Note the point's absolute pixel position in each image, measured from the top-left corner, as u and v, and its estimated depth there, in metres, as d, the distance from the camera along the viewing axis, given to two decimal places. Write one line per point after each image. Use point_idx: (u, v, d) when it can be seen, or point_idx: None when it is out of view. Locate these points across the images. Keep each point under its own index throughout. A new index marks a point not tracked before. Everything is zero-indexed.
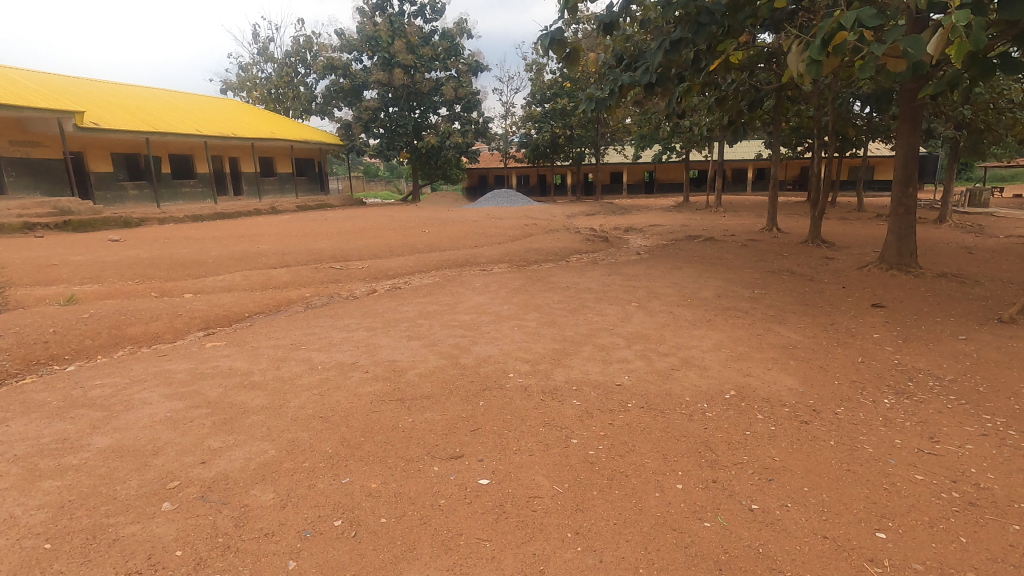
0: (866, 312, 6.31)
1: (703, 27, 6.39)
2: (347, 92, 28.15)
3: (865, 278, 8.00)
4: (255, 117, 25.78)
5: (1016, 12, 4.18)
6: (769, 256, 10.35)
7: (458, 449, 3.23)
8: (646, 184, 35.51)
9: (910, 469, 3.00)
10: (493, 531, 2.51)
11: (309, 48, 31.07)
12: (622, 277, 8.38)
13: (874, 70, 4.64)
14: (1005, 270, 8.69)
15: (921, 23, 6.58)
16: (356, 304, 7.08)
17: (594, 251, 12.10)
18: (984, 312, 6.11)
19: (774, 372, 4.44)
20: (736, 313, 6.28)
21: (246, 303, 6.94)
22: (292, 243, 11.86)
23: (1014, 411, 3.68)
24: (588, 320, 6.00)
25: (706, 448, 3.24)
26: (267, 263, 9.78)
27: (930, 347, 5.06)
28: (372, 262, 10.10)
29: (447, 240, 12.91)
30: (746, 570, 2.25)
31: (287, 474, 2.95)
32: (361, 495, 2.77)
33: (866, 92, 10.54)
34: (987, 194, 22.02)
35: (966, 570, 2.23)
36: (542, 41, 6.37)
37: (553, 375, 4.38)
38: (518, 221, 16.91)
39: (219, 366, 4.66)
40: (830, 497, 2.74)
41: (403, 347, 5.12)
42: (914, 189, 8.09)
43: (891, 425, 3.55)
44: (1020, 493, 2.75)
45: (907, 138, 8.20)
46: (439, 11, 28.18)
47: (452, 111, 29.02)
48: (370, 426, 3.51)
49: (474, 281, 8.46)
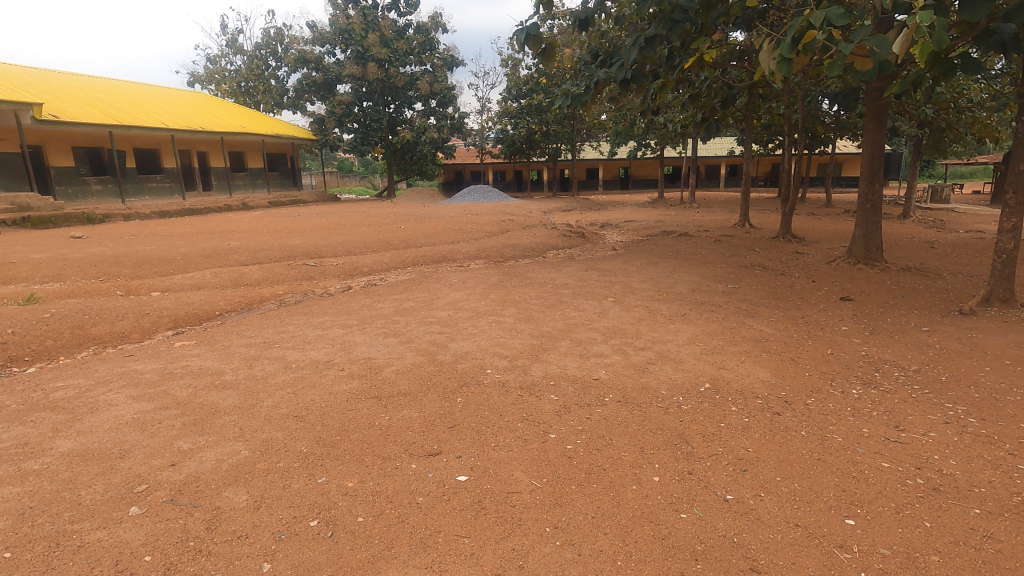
0: (835, 305, 6.48)
1: (677, 25, 6.42)
2: (319, 86, 27.63)
3: (834, 273, 8.21)
4: (225, 111, 25.20)
5: (976, 14, 4.30)
6: (742, 251, 10.53)
7: (436, 446, 3.21)
8: (621, 180, 35.80)
9: (877, 457, 3.09)
10: (472, 527, 2.49)
11: (280, 40, 30.34)
12: (599, 272, 8.42)
13: (841, 69, 4.74)
14: (964, 263, 9.01)
15: (886, 23, 6.73)
16: (331, 301, 6.99)
17: (570, 247, 12.16)
18: (946, 305, 6.32)
19: (747, 365, 4.52)
20: (710, 307, 6.36)
21: (216, 302, 6.76)
22: (264, 239, 11.62)
23: (974, 400, 3.82)
24: (566, 316, 6.02)
25: (682, 440, 3.28)
26: (238, 260, 9.56)
27: (895, 338, 5.21)
28: (346, 258, 9.96)
29: (423, 235, 12.82)
30: (722, 560, 2.29)
31: (261, 475, 2.89)
32: (337, 494, 2.73)
33: (834, 91, 10.79)
34: (948, 190, 22.81)
35: (931, 553, 2.31)
36: (517, 36, 6.31)
37: (531, 370, 4.39)
38: (495, 217, 16.81)
39: (189, 366, 4.53)
40: (801, 486, 2.80)
41: (380, 345, 5.06)
42: (880, 186, 8.31)
43: (859, 414, 3.66)
44: (980, 478, 2.86)
45: (873, 136, 8.38)
46: (413, 5, 27.84)
47: (427, 106, 28.75)
48: (346, 424, 3.46)
49: (451, 276, 8.41)
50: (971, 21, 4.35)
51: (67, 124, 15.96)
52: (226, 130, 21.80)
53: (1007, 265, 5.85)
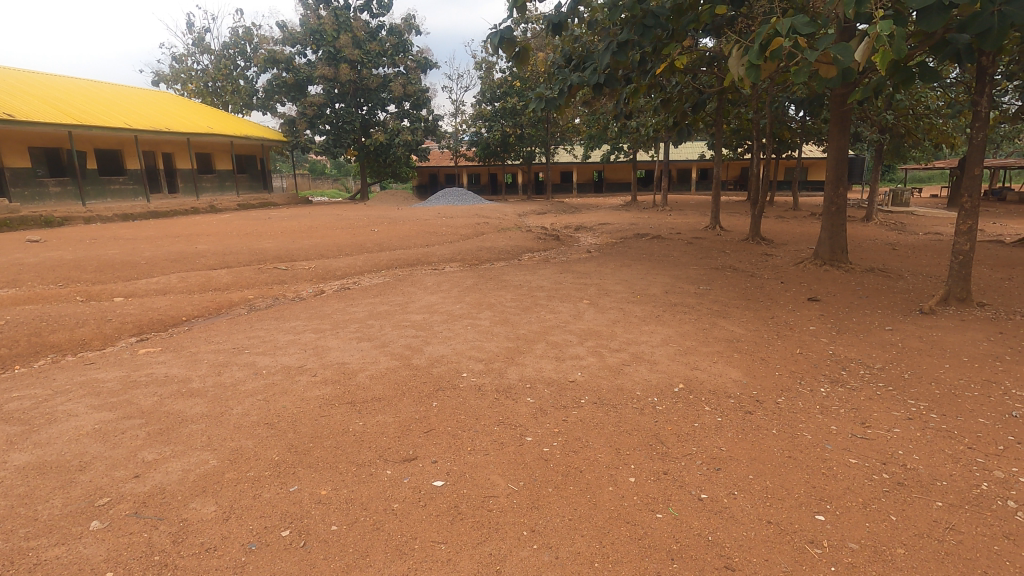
0: (803, 305, 6.64)
1: (649, 30, 6.52)
2: (290, 86, 27.18)
3: (802, 274, 8.42)
4: (192, 111, 24.58)
5: (933, 24, 4.46)
6: (714, 253, 10.71)
7: (412, 452, 3.17)
8: (595, 184, 36.16)
9: (845, 453, 3.17)
10: (449, 533, 2.47)
11: (249, 39, 29.73)
12: (574, 274, 8.48)
13: (807, 76, 4.88)
14: (924, 265, 9.34)
15: (849, 32, 6.95)
16: (303, 305, 6.85)
17: (545, 249, 12.21)
18: (908, 304, 6.54)
19: (720, 365, 4.60)
20: (683, 308, 6.46)
21: (182, 307, 6.57)
22: (233, 243, 11.35)
23: (935, 396, 3.95)
24: (541, 318, 6.03)
25: (657, 440, 3.32)
26: (206, 264, 9.31)
27: (860, 338, 5.36)
28: (319, 262, 9.79)
29: (397, 239, 12.70)
30: (697, 558, 2.31)
31: (229, 485, 2.81)
32: (310, 502, 2.67)
33: (800, 97, 11.08)
34: (908, 194, 23.62)
35: (896, 546, 2.37)
36: (491, 39, 6.33)
37: (507, 373, 4.38)
38: (470, 221, 16.75)
39: (155, 374, 4.37)
40: (772, 484, 2.85)
41: (353, 349, 4.99)
42: (845, 189, 8.53)
43: (827, 412, 3.75)
44: (942, 472, 2.96)
45: (838, 141, 8.61)
46: (386, 7, 27.64)
47: (401, 108, 28.52)
48: (319, 431, 3.39)
49: (426, 279, 8.34)
50: (928, 30, 4.51)
51: (23, 123, 15.33)
52: (193, 130, 21.28)
53: (964, 266, 6.08)
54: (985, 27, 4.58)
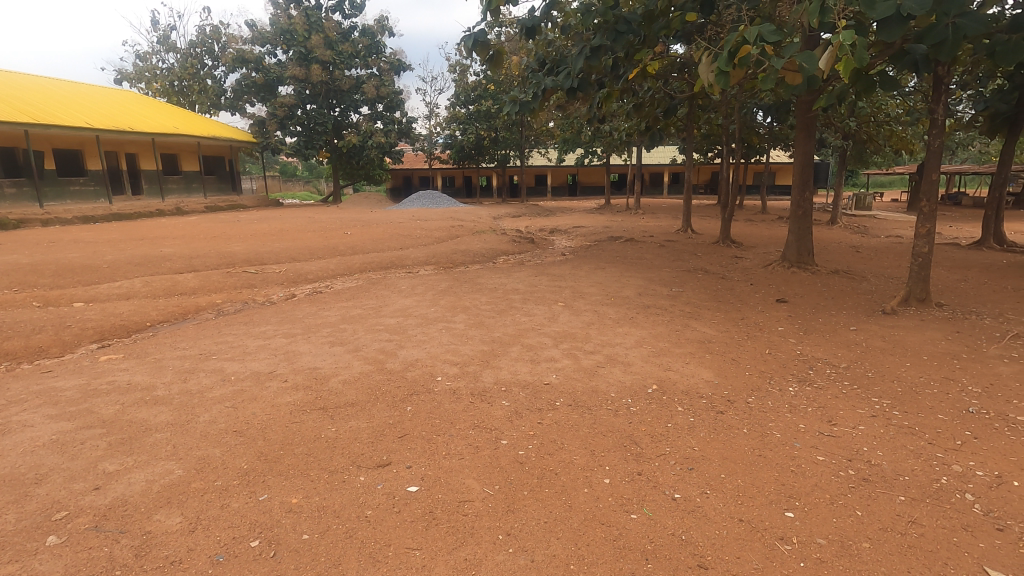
0: (772, 307, 6.78)
1: (621, 36, 6.61)
2: (259, 86, 26.68)
3: (771, 276, 8.61)
4: (156, 111, 23.91)
5: (893, 34, 4.62)
6: (686, 256, 10.88)
7: (386, 457, 3.12)
8: (569, 187, 36.45)
9: (813, 451, 3.24)
10: (423, 538, 2.44)
11: (217, 38, 29.05)
12: (548, 277, 8.51)
13: (774, 83, 5.00)
14: (886, 267, 9.65)
15: (813, 41, 7.16)
16: (273, 310, 6.71)
17: (520, 252, 12.22)
18: (872, 305, 6.75)
19: (692, 366, 4.66)
20: (657, 310, 6.54)
21: (146, 313, 6.37)
22: (201, 246, 11.06)
23: (897, 394, 4.08)
24: (516, 321, 6.03)
25: (632, 442, 3.34)
26: (172, 268, 9.07)
27: (827, 338, 5.51)
28: (290, 265, 9.63)
29: (371, 242, 12.57)
30: (671, 557, 2.33)
31: (196, 495, 2.72)
32: (281, 511, 2.61)
33: (768, 103, 11.34)
34: (870, 198, 24.43)
35: (862, 540, 2.44)
36: (465, 42, 6.33)
37: (482, 376, 4.37)
38: (445, 223, 16.71)
39: (117, 382, 4.22)
40: (744, 483, 2.90)
41: (325, 353, 4.91)
42: (811, 194, 8.75)
43: (795, 411, 3.84)
44: (904, 468, 3.05)
45: (803, 147, 8.82)
46: (358, 7, 27.37)
47: (374, 110, 28.24)
48: (289, 438, 3.32)
49: (400, 283, 8.26)
50: (887, 40, 4.67)
51: None
52: (157, 130, 20.69)
53: (923, 267, 6.30)
54: (940, 37, 4.77)
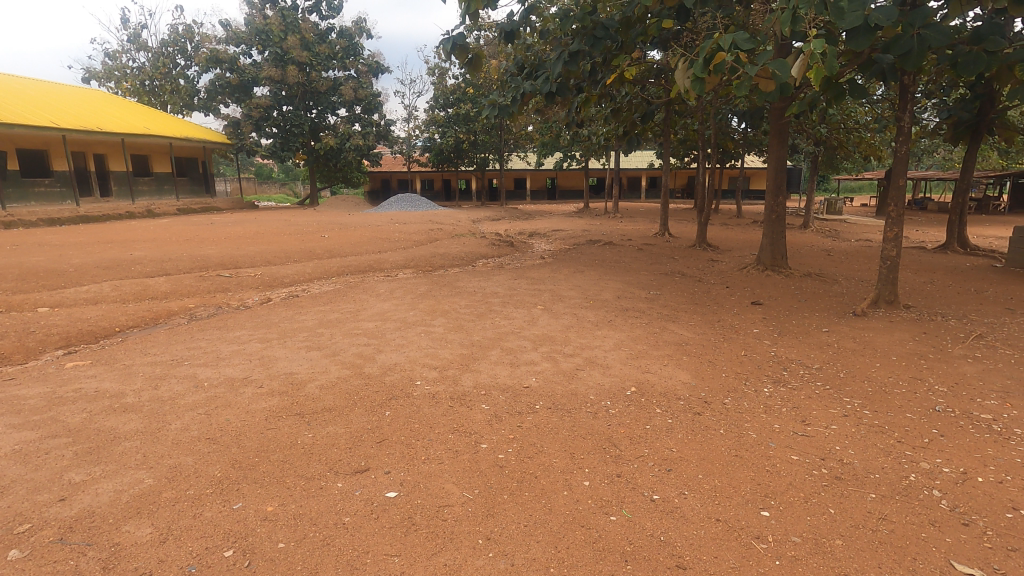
0: (747, 309, 6.90)
1: (599, 41, 6.69)
2: (234, 87, 26.24)
3: (746, 279, 8.76)
4: (126, 111, 23.35)
5: (861, 44, 4.76)
6: (663, 259, 11.01)
7: (364, 463, 3.09)
8: (548, 191, 36.60)
9: (787, 451, 3.30)
10: (402, 545, 2.41)
11: (189, 37, 28.50)
12: (528, 281, 8.52)
13: (748, 90, 5.10)
14: (855, 270, 9.90)
15: (786, 49, 7.33)
16: (248, 314, 6.59)
17: (499, 256, 12.22)
18: (843, 307, 6.92)
19: (670, 368, 4.71)
20: (635, 313, 6.60)
21: (115, 318, 6.19)
22: (173, 249, 10.81)
23: (868, 394, 4.19)
24: (496, 324, 6.03)
25: (611, 444, 3.36)
26: (142, 272, 8.84)
27: (800, 339, 5.62)
28: (266, 268, 9.46)
29: (349, 245, 12.45)
30: (650, 559, 2.35)
31: (167, 505, 2.65)
32: (256, 520, 2.56)
33: (742, 109, 11.56)
34: (841, 203, 25.06)
35: (835, 537, 2.49)
36: (443, 45, 6.32)
37: (461, 380, 4.34)
38: (424, 226, 16.62)
39: (83, 390, 4.08)
40: (721, 483, 2.93)
41: (301, 358, 4.83)
42: (784, 198, 8.94)
43: (771, 411, 3.90)
44: (875, 466, 3.13)
45: (776, 152, 9.02)
46: (336, 9, 27.14)
47: (351, 112, 27.99)
48: (264, 445, 3.26)
49: (378, 286, 8.19)
50: (856, 50, 4.80)
51: None
52: (127, 130, 20.18)
53: (892, 270, 6.48)
54: (906, 48, 4.93)
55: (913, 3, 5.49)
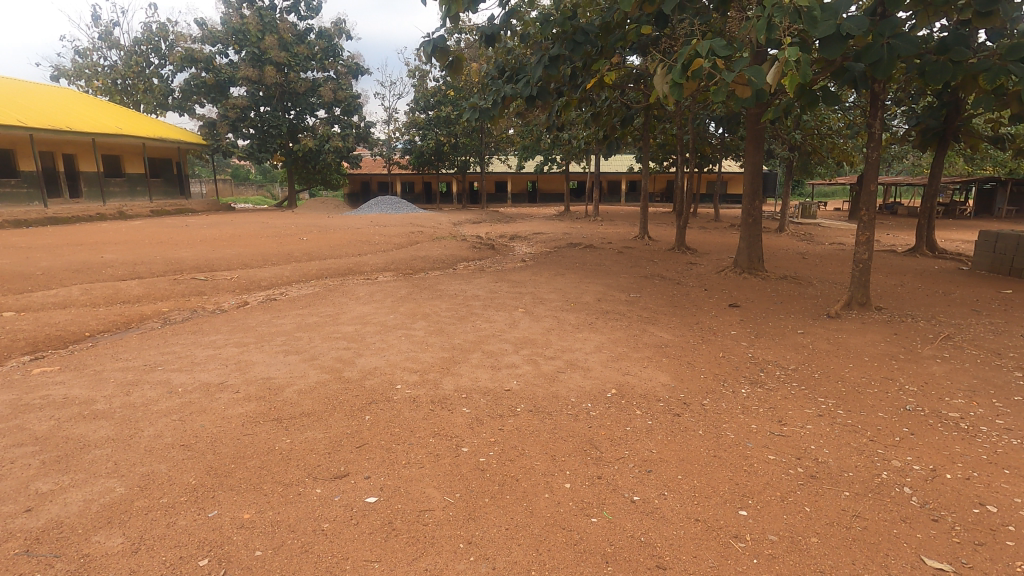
0: (725, 312, 7.00)
1: (579, 46, 6.75)
2: (209, 87, 25.79)
3: (724, 282, 8.90)
4: (98, 110, 22.81)
5: (834, 52, 4.88)
6: (643, 262, 11.13)
7: (344, 468, 3.05)
8: (529, 194, 36.72)
9: (765, 450, 3.35)
10: (382, 550, 2.39)
11: (164, 36, 27.92)
12: (509, 284, 8.53)
13: (725, 96, 5.19)
14: (829, 273, 10.12)
15: (761, 56, 7.48)
16: (224, 318, 6.47)
17: (481, 259, 12.20)
18: (817, 309, 7.07)
19: (649, 370, 4.76)
20: (615, 316, 6.65)
21: (85, 322, 6.02)
22: (146, 252, 10.56)
23: (842, 394, 4.28)
24: (477, 327, 6.02)
25: (592, 446, 3.38)
26: (114, 275, 8.62)
27: (776, 341, 5.72)
28: (243, 272, 9.31)
29: (328, 248, 12.31)
30: (630, 560, 2.36)
31: (140, 514, 2.59)
32: (231, 528, 2.51)
33: (719, 115, 11.75)
34: (815, 207, 25.60)
35: (810, 535, 2.54)
36: (424, 47, 6.29)
37: (442, 384, 4.32)
38: (404, 230, 16.51)
39: (51, 397, 3.96)
40: (700, 483, 2.97)
41: (279, 363, 4.77)
42: (760, 203, 9.09)
43: (748, 412, 3.96)
44: (849, 464, 3.20)
45: (753, 157, 9.18)
46: (314, 9, 26.86)
47: (331, 113, 27.72)
48: (240, 451, 3.20)
49: (358, 290, 8.11)
50: (829, 58, 4.92)
51: None
52: (98, 130, 19.70)
53: (864, 273, 6.64)
54: (877, 57, 5.06)
55: (883, 13, 5.65)
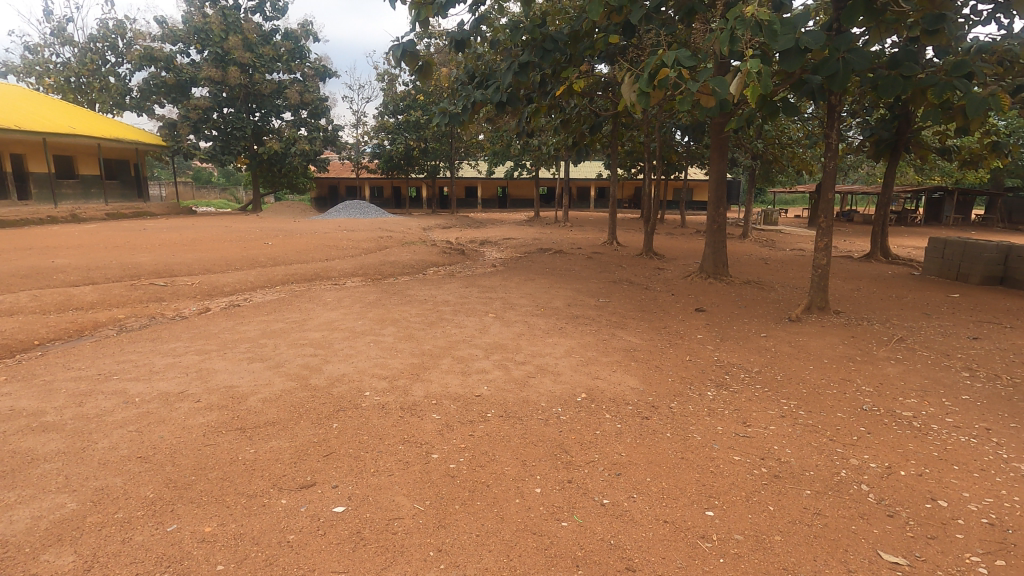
0: (691, 316, 7.14)
1: (548, 53, 6.82)
2: (170, 87, 25.03)
3: (690, 287, 9.08)
4: (50, 109, 21.85)
5: (793, 65, 5.05)
6: (611, 267, 11.26)
7: (310, 477, 2.98)
8: (499, 200, 36.83)
9: (730, 452, 3.42)
10: (351, 561, 2.34)
11: (121, 33, 26.98)
12: (479, 289, 8.52)
13: (690, 105, 5.31)
14: (790, 278, 10.44)
15: (725, 67, 7.69)
16: (185, 325, 6.27)
17: (451, 264, 12.15)
18: (779, 313, 7.28)
19: (619, 374, 4.81)
20: (585, 320, 6.71)
21: (34, 330, 5.74)
22: (101, 256, 10.16)
23: (803, 395, 4.41)
24: (447, 333, 5.98)
25: (562, 450, 3.39)
26: (66, 280, 8.26)
27: (740, 344, 5.87)
28: (205, 277, 9.04)
29: (294, 252, 12.07)
30: (600, 563, 2.37)
31: (93, 530, 2.47)
32: (192, 542, 2.42)
33: (685, 123, 12.01)
34: (777, 214, 26.41)
35: (775, 533, 2.60)
36: (393, 51, 6.25)
37: (412, 391, 4.27)
38: (373, 234, 16.31)
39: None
40: (668, 485, 3.01)
41: (243, 370, 4.64)
42: (725, 210, 9.31)
43: (714, 414, 4.05)
44: (810, 463, 3.29)
45: (717, 165, 9.41)
46: (280, 10, 26.39)
47: (297, 116, 27.24)
48: (202, 462, 3.09)
49: (325, 295, 7.97)
50: (788, 69, 5.10)
51: None
52: (50, 130, 18.87)
53: (823, 278, 6.87)
54: (833, 70, 5.28)
55: (838, 28, 5.89)
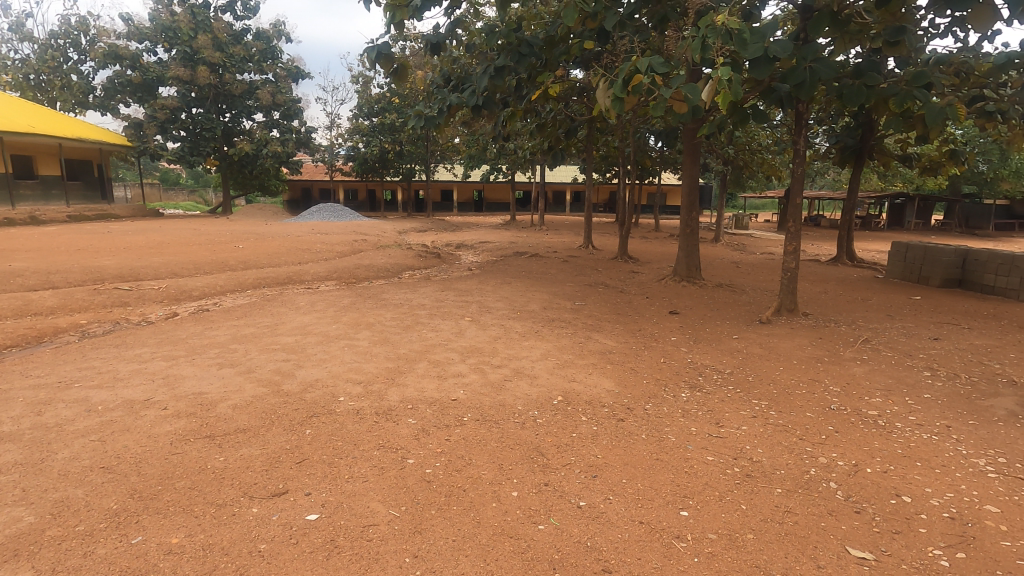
0: (665, 318, 7.24)
1: (524, 57, 6.84)
2: (136, 86, 24.34)
3: (664, 289, 9.19)
4: (8, 107, 21.02)
5: (763, 73, 5.17)
6: (587, 271, 11.34)
7: (283, 485, 2.92)
8: (475, 203, 36.82)
9: (703, 452, 3.47)
10: (324, 569, 2.30)
11: (84, 30, 26.13)
12: (455, 292, 8.48)
13: (663, 111, 5.39)
14: (761, 280, 10.67)
15: (696, 73, 7.83)
16: (151, 330, 6.08)
17: (426, 267, 12.07)
18: (750, 315, 7.43)
19: (594, 377, 4.84)
20: (561, 323, 6.74)
21: None
22: (62, 260, 9.80)
23: (774, 396, 4.50)
24: (423, 337, 5.94)
25: (538, 453, 3.40)
26: (23, 285, 7.94)
27: (713, 346, 5.97)
28: (172, 281, 8.80)
29: (265, 256, 11.83)
30: (576, 565, 2.38)
31: (52, 544, 2.37)
32: (159, 554, 2.35)
33: (658, 129, 12.18)
34: (747, 219, 26.97)
35: (747, 531, 2.65)
36: (367, 53, 6.19)
37: (387, 395, 4.22)
38: (347, 238, 16.12)
39: None
40: (643, 486, 3.04)
41: (211, 376, 4.52)
42: (697, 214, 9.45)
43: (688, 415, 4.10)
44: (780, 462, 3.36)
45: (689, 171, 9.56)
46: (252, 9, 25.94)
47: (269, 117, 26.77)
48: (168, 472, 3.00)
49: (298, 299, 7.83)
50: (758, 77, 5.21)
51: None
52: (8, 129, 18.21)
53: (792, 280, 7.04)
54: (801, 78, 5.41)
55: (805, 37, 6.04)
